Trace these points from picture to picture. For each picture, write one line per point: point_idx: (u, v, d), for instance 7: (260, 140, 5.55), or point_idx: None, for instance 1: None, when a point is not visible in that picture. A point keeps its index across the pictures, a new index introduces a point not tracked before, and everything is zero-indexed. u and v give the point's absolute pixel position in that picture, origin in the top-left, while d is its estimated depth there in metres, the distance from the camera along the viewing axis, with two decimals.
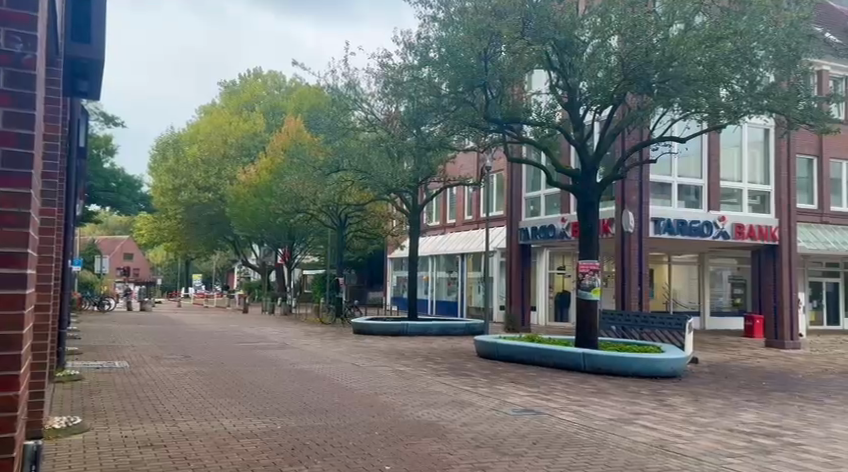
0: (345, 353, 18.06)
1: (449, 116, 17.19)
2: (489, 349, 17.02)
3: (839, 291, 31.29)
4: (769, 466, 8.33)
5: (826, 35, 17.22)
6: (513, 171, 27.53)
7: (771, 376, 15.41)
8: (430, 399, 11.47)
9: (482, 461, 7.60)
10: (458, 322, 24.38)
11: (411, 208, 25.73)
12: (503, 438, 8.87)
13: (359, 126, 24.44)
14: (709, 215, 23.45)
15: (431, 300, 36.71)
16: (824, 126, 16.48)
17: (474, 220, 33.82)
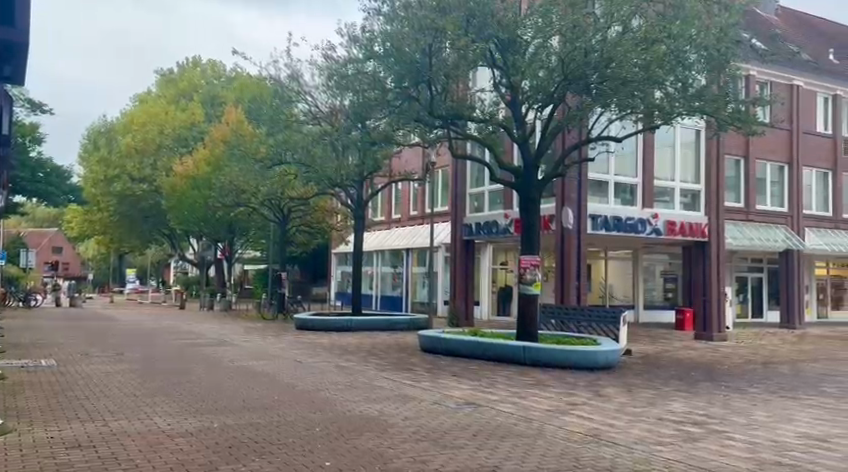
0: (286, 349, 18.14)
1: (393, 111, 17.34)
2: (431, 344, 17.36)
3: (763, 286, 32.59)
4: (695, 452, 8.82)
5: (753, 41, 18.06)
6: (458, 167, 27.97)
7: (699, 367, 16.12)
8: (373, 394, 11.71)
9: (421, 455, 7.87)
10: (401, 316, 24.57)
11: (355, 204, 25.87)
12: (445, 431, 9.16)
13: (300, 118, 24.58)
14: (643, 213, 24.22)
15: (375, 295, 36.97)
16: (751, 128, 17.22)
17: (418, 216, 34.18)
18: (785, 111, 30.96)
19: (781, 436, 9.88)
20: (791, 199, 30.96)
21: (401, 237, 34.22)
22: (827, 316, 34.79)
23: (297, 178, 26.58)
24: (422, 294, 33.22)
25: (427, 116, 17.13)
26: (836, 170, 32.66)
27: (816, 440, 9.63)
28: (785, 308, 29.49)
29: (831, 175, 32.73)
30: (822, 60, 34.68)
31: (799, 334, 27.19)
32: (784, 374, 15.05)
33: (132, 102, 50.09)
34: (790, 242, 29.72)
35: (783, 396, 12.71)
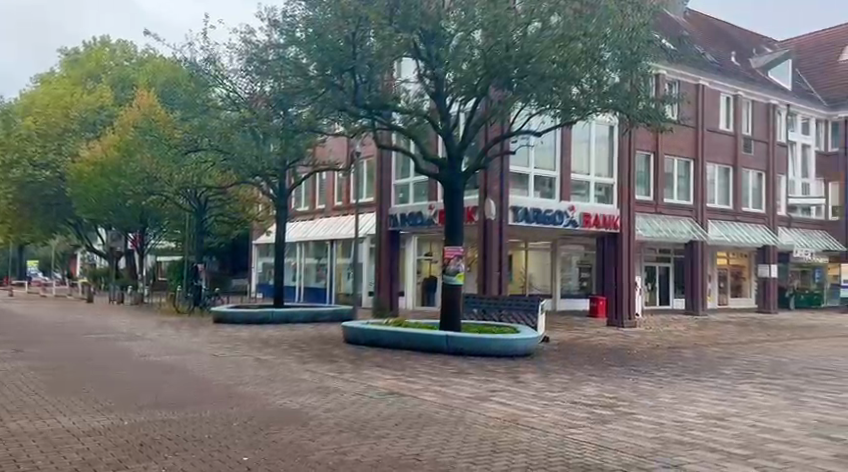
0: (203, 343, 18.08)
1: (316, 99, 17.47)
2: (355, 335, 17.57)
3: (669, 276, 34.08)
4: (606, 434, 9.37)
5: (662, 42, 18.89)
6: (383, 158, 28.11)
7: (610, 352, 16.88)
8: (295, 387, 11.89)
9: (343, 446, 8.13)
10: (325, 307, 24.74)
11: (279, 194, 25.81)
12: (367, 421, 9.45)
13: (219, 103, 24.65)
14: (561, 205, 24.98)
15: (298, 287, 36.89)
16: (659, 124, 18.07)
17: (343, 206, 34.28)
18: (691, 108, 32.39)
19: (683, 416, 10.56)
20: (695, 193, 32.40)
21: (326, 228, 34.30)
22: (728, 304, 36.60)
23: (215, 166, 26.10)
24: (347, 286, 33.46)
25: (352, 106, 17.36)
26: (737, 166, 34.36)
27: (715, 419, 10.34)
28: (689, 295, 31.30)
29: (732, 171, 34.41)
30: (725, 62, 36.42)
31: (703, 320, 28.56)
32: (688, 358, 15.93)
33: (33, 83, 48.39)
34: (695, 234, 31.35)
35: (687, 379, 13.50)
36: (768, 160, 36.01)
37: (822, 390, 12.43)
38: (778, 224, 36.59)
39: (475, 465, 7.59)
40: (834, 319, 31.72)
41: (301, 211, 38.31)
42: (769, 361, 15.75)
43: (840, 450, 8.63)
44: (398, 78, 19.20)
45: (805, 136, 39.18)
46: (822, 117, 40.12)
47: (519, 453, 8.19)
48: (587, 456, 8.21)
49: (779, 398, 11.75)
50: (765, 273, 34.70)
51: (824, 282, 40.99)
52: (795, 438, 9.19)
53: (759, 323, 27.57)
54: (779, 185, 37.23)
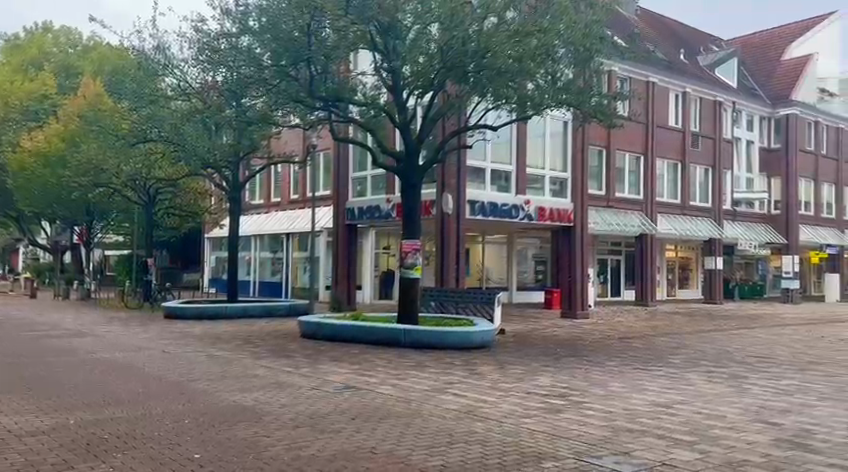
0: (155, 340, 17.94)
1: (271, 89, 17.42)
2: (313, 330, 17.57)
3: (621, 268, 34.78)
4: (559, 423, 9.66)
5: (612, 39, 19.26)
6: (341, 150, 28.13)
7: (563, 344, 17.24)
8: (250, 383, 11.93)
9: (297, 441, 8.23)
10: (280, 302, 24.79)
11: (233, 186, 25.43)
12: (323, 416, 9.57)
13: (170, 94, 23.89)
14: (516, 199, 25.42)
15: (253, 281, 36.64)
16: (611, 120, 18.46)
17: (299, 200, 34.23)
18: (641, 104, 33.09)
19: (633, 404, 10.91)
20: (645, 188, 33.10)
21: (281, 221, 34.23)
22: (676, 295, 37.47)
23: (166, 156, 25.72)
24: (303, 280, 33.46)
25: (307, 98, 17.43)
26: (685, 161, 35.15)
27: (663, 406, 10.71)
28: (639, 287, 31.83)
29: (680, 166, 35.18)
30: (673, 59, 37.18)
31: (652, 311, 29.31)
32: (637, 348, 16.38)
33: None
34: (645, 227, 32.05)
35: (636, 368, 13.90)
36: (714, 155, 36.91)
37: (763, 377, 12.94)
38: (724, 217, 37.55)
39: (431, 457, 7.78)
40: (776, 309, 32.80)
41: (255, 204, 38.06)
42: (713, 350, 16.30)
43: (779, 434, 9.05)
44: (354, 70, 19.18)
45: (749, 132, 40.24)
46: (765, 114, 41.26)
47: (475, 444, 8.41)
48: (541, 445, 8.46)
49: (724, 386, 12.20)
50: (711, 265, 35.64)
51: (767, 274, 42.27)
52: (738, 424, 9.59)
53: (705, 314, 28.38)
54: (724, 179, 38.20)
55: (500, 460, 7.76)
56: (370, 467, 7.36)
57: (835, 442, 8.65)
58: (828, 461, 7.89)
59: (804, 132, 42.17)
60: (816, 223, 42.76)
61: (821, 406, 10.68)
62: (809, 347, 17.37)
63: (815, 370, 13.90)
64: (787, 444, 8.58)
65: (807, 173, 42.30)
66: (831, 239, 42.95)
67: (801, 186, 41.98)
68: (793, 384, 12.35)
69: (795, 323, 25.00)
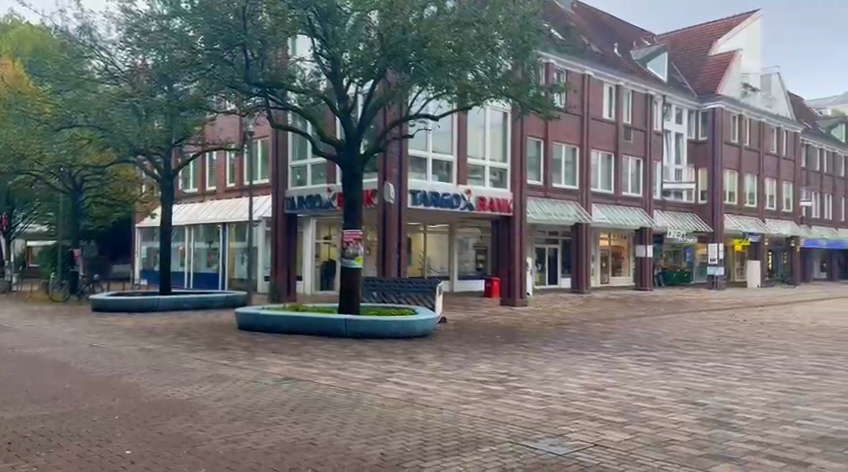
0: (84, 334, 17.58)
1: (204, 75, 16.89)
2: (249, 322, 17.40)
3: (557, 257, 35.52)
4: (496, 408, 9.94)
5: (550, 31, 19.52)
6: (279, 138, 28.04)
7: (501, 331, 17.60)
8: (186, 375, 11.87)
9: (235, 435, 8.31)
10: (217, 293, 24.53)
11: (165, 175, 24.68)
12: (261, 408, 9.63)
13: (96, 76, 22.29)
14: (457, 189, 25.63)
15: (187, 272, 36.11)
16: (547, 111, 18.77)
17: (236, 189, 33.91)
18: (577, 97, 33.80)
19: (568, 388, 11.27)
20: (580, 178, 33.81)
21: (217, 211, 33.82)
22: (609, 283, 38.38)
23: (92, 142, 24.42)
24: (241, 270, 33.22)
25: (243, 83, 17.04)
26: (618, 153, 35.99)
27: (597, 390, 11.10)
28: (574, 275, 32.76)
29: (613, 157, 36.00)
30: (607, 54, 37.89)
31: (586, 298, 30.05)
32: (572, 334, 16.85)
33: None
34: (580, 217, 32.72)
35: (571, 353, 14.31)
36: (646, 147, 37.87)
37: (690, 360, 13.51)
38: (654, 208, 38.61)
39: (370, 446, 7.95)
40: (702, 295, 34.04)
41: (189, 193, 37.41)
42: (644, 334, 16.88)
43: (704, 414, 9.51)
44: (292, 56, 19.04)
45: (678, 125, 41.33)
46: (693, 108, 42.56)
47: (414, 432, 8.62)
48: (479, 430, 8.72)
49: (653, 369, 12.69)
50: (641, 253, 36.70)
51: (694, 261, 43.73)
52: (666, 404, 10.03)
53: (636, 300, 29.29)
54: (654, 171, 39.20)
55: (438, 446, 7.99)
56: (310, 458, 7.50)
57: (754, 420, 9.14)
58: (748, 438, 8.35)
59: (729, 125, 43.86)
60: (740, 213, 44.42)
61: (743, 387, 11.24)
62: (731, 331, 18.19)
63: (738, 352, 14.58)
64: (711, 422, 9.04)
65: (732, 165, 43.84)
66: (753, 228, 44.63)
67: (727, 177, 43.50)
68: (717, 366, 12.94)
69: (718, 308, 26.08)
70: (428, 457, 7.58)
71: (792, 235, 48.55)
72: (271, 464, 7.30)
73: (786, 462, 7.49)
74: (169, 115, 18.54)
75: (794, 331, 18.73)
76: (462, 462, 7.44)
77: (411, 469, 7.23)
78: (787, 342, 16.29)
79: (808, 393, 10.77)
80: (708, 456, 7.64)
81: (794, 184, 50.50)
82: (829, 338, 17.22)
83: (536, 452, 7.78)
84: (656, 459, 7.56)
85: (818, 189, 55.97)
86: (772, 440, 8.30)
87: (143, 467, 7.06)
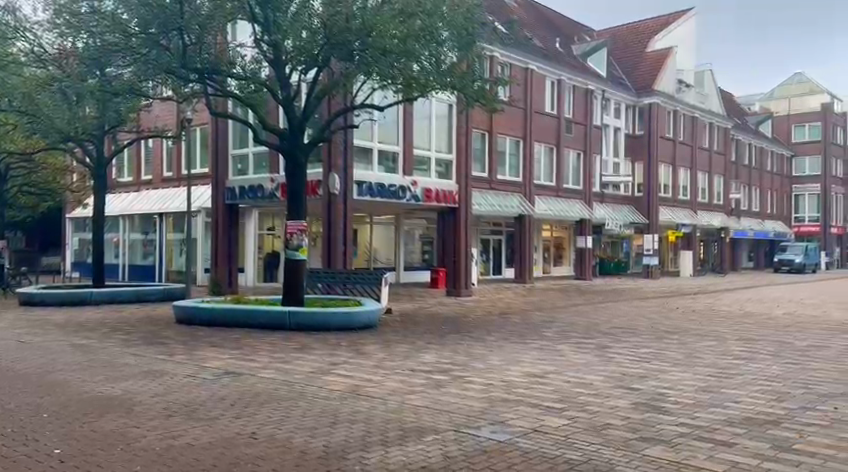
0: (12, 329, 16.89)
1: (137, 58, 16.32)
2: (188, 316, 16.94)
3: (501, 247, 35.76)
4: (440, 397, 9.89)
5: (493, 24, 19.48)
6: (219, 125, 27.46)
7: (445, 321, 17.57)
8: (120, 372, 11.49)
9: (172, 431, 8.07)
10: (154, 287, 23.97)
11: (96, 162, 23.82)
12: (199, 404, 9.37)
13: (23, 59, 21.52)
14: (403, 180, 25.45)
15: (121, 265, 35.14)
16: (492, 104, 18.70)
17: (174, 178, 33.15)
18: (520, 91, 34.00)
19: (510, 376, 11.29)
20: (524, 170, 34.07)
21: (153, 201, 33.01)
22: (550, 273, 38.78)
23: (18, 128, 23.46)
24: (178, 262, 32.42)
25: (179, 69, 16.48)
26: (559, 146, 36.37)
27: (536, 376, 11.14)
28: (517, 265, 33.04)
29: (555, 150, 36.38)
30: (549, 48, 38.13)
31: (529, 288, 30.33)
32: (514, 323, 16.91)
33: None
34: (524, 209, 32.96)
35: (513, 342, 14.36)
36: (585, 140, 38.37)
37: (627, 346, 13.69)
38: (593, 199, 39.14)
39: (313, 439, 7.82)
40: (636, 284, 34.77)
41: (123, 182, 36.38)
42: (584, 322, 17.07)
43: (638, 398, 9.62)
44: (232, 43, 18.59)
45: (616, 120, 41.81)
46: (631, 102, 43.22)
47: (357, 423, 8.49)
48: (423, 420, 8.66)
49: (591, 355, 12.81)
50: (581, 244, 37.21)
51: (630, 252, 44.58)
52: (602, 390, 10.13)
53: (574, 289, 29.69)
54: (594, 163, 39.69)
55: (382, 437, 7.90)
56: (250, 452, 7.34)
57: (685, 404, 9.29)
58: (679, 421, 8.48)
59: (665, 120, 44.74)
60: (674, 204, 45.42)
61: (676, 371, 11.44)
62: (664, 318, 18.58)
63: (671, 338, 14.86)
64: (644, 407, 9.14)
65: (667, 159, 44.74)
66: (687, 219, 45.70)
67: (662, 170, 44.37)
68: (651, 352, 13.15)
69: (654, 296, 26.60)
70: (371, 448, 7.47)
71: (723, 226, 49.86)
72: (210, 460, 7.10)
73: (714, 443, 7.64)
74: (100, 100, 17.90)
75: (723, 317, 19.25)
76: (405, 452, 7.36)
77: (353, 460, 7.12)
78: (716, 328, 16.70)
79: (736, 377, 11.01)
80: (642, 439, 7.74)
81: (725, 176, 51.88)
82: (755, 324, 17.73)
83: (478, 439, 7.75)
84: (593, 444, 7.63)
85: (747, 182, 57.64)
86: (702, 422, 8.44)
87: (74, 467, 6.80)
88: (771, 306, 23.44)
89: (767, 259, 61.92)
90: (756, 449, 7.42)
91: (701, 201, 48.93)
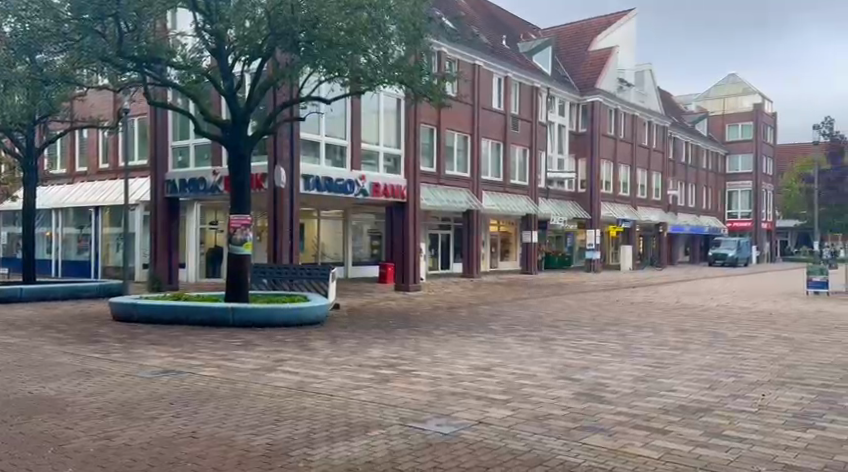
0: None
1: (72, 45, 15.81)
2: (125, 313, 16.38)
3: (448, 242, 35.75)
4: (387, 391, 9.74)
5: (441, 19, 19.37)
6: (158, 115, 26.79)
7: (393, 316, 17.44)
8: (52, 372, 11.02)
9: (107, 431, 7.76)
10: (89, 282, 23.34)
11: (26, 152, 22.99)
12: (136, 403, 9.04)
13: None
14: (351, 174, 25.22)
15: (54, 260, 34.02)
16: (439, 99, 18.56)
17: (111, 169, 32.23)
18: (468, 87, 34.02)
19: (456, 369, 11.20)
20: (471, 166, 34.11)
21: (88, 193, 32.03)
22: (497, 267, 38.92)
23: None
24: (115, 257, 31.86)
25: (115, 56, 15.89)
26: (506, 142, 36.52)
27: (482, 369, 11.08)
28: (465, 259, 33.10)
29: (502, 146, 36.51)
30: (496, 45, 38.20)
31: (476, 282, 30.40)
32: (461, 317, 16.87)
33: None
34: (472, 204, 32.95)
35: (460, 335, 14.29)
36: (531, 137, 38.62)
37: (569, 338, 13.75)
38: (538, 195, 39.42)
39: (255, 436, 7.60)
40: (580, 278, 35.19)
41: (55, 174, 35.20)
42: (530, 316, 17.14)
43: (580, 388, 9.63)
44: (172, 32, 18.07)
45: (560, 117, 42.19)
46: (574, 100, 43.66)
47: (302, 420, 8.29)
48: (368, 415, 8.50)
49: (535, 348, 12.82)
50: (527, 238, 37.41)
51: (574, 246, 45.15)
52: (545, 381, 10.12)
53: (520, 283, 29.90)
54: (540, 159, 39.96)
55: (327, 433, 7.72)
56: (190, 451, 7.08)
57: (624, 393, 9.32)
58: (618, 409, 8.50)
59: (607, 119, 45.34)
60: (615, 200, 46.09)
61: (616, 362, 11.52)
62: (605, 310, 18.78)
63: (611, 330, 14.99)
64: (585, 396, 9.15)
65: (609, 158, 45.32)
66: (628, 215, 46.46)
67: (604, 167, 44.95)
68: (593, 343, 13.22)
69: (596, 290, 26.92)
70: (315, 444, 7.29)
71: (663, 221, 50.80)
72: (147, 460, 6.84)
73: (649, 430, 7.68)
74: (31, 88, 17.24)
75: (662, 309, 19.57)
76: (349, 447, 7.21)
77: (296, 457, 6.93)
78: (654, 319, 16.94)
79: (677, 367, 11.12)
80: (583, 429, 7.72)
81: (664, 174, 52.93)
82: (693, 316, 18.05)
83: (423, 433, 7.63)
84: (535, 433, 7.59)
85: (684, 179, 58.86)
86: (639, 410, 8.48)
87: None
88: (705, 298, 23.95)
89: (704, 254, 63.38)
90: (689, 436, 7.49)
91: (640, 198, 49.78)
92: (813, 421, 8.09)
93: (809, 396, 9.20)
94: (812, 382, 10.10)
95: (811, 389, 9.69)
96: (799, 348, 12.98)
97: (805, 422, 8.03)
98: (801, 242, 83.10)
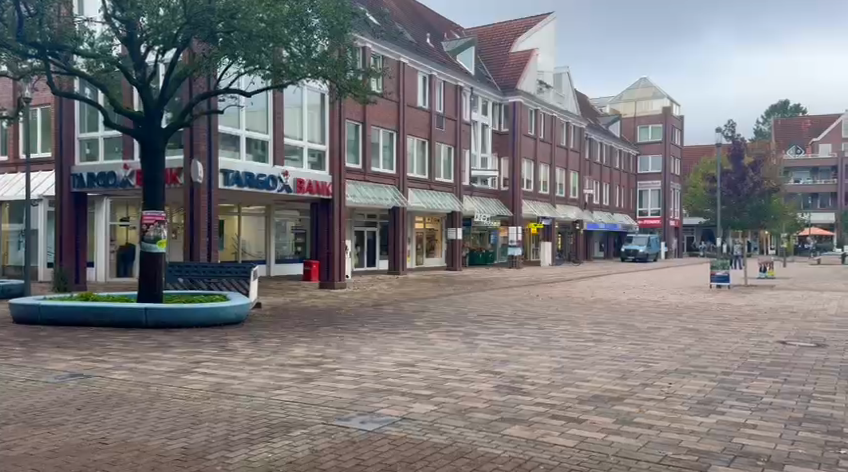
0: None
1: None
2: (28, 315, 15.52)
3: (374, 239, 35.51)
4: (309, 391, 9.43)
5: (364, 16, 19.03)
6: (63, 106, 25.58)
7: (316, 314, 17.07)
8: None
9: (7, 441, 7.22)
10: None
11: None
12: (42, 410, 8.48)
13: None
14: (274, 169, 24.61)
15: None
16: (363, 95, 18.11)
17: (10, 162, 30.71)
18: (393, 84, 33.82)
19: (380, 365, 10.97)
20: (397, 163, 33.89)
21: None
22: (423, 264, 38.88)
23: None
24: (16, 256, 30.58)
25: (15, 42, 14.94)
26: (431, 140, 36.48)
27: (406, 365, 10.88)
28: (391, 256, 33.01)
29: (427, 143, 36.44)
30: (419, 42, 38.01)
31: (401, 279, 30.26)
32: (385, 314, 16.62)
33: None
34: (398, 201, 32.71)
35: (383, 332, 14.06)
36: (456, 135, 38.69)
37: (493, 333, 13.69)
38: (463, 192, 39.55)
39: (170, 441, 7.21)
40: (503, 274, 35.45)
41: None
42: (454, 311, 17.05)
43: (502, 381, 9.53)
44: (77, 17, 17.14)
45: (484, 116, 42.42)
46: (496, 100, 43.88)
47: (219, 422, 7.92)
48: (289, 414, 8.18)
49: (459, 343, 12.70)
50: (452, 235, 37.49)
51: (497, 242, 45.54)
52: (468, 375, 9.98)
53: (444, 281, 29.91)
54: (463, 157, 40.03)
55: (245, 434, 7.38)
56: (98, 459, 6.64)
57: (543, 384, 9.27)
58: (538, 400, 8.43)
59: (528, 118, 45.88)
60: (536, 198, 46.72)
61: (539, 355, 11.48)
62: (525, 305, 18.85)
63: (531, 324, 15.00)
64: (507, 389, 9.05)
65: (529, 157, 45.87)
66: (547, 212, 47.13)
67: (525, 165, 45.44)
68: (514, 337, 13.19)
69: (519, 285, 27.09)
70: (233, 446, 6.95)
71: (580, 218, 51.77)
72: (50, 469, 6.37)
73: (568, 420, 7.62)
74: None
75: (583, 303, 19.76)
76: (269, 448, 6.89)
77: (213, 460, 6.58)
78: (574, 313, 17.07)
79: (601, 359, 11.14)
80: (506, 421, 7.59)
81: (580, 172, 53.96)
82: (614, 309, 18.29)
83: (347, 431, 7.36)
84: (458, 427, 7.42)
85: (600, 178, 60.12)
86: (560, 401, 8.42)
87: None
88: (622, 293, 24.39)
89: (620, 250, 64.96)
90: (606, 424, 7.45)
91: (559, 196, 50.60)
92: (718, 406, 8.19)
93: (713, 384, 9.34)
94: (716, 370, 10.27)
95: (716, 376, 9.85)
96: (705, 338, 13.25)
97: (711, 408, 8.11)
98: (707, 238, 86.05)
